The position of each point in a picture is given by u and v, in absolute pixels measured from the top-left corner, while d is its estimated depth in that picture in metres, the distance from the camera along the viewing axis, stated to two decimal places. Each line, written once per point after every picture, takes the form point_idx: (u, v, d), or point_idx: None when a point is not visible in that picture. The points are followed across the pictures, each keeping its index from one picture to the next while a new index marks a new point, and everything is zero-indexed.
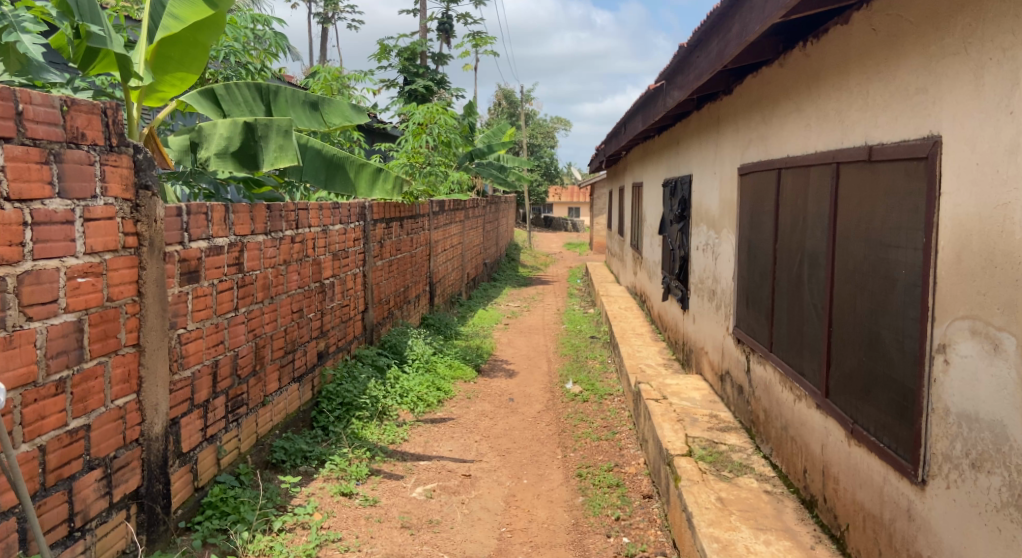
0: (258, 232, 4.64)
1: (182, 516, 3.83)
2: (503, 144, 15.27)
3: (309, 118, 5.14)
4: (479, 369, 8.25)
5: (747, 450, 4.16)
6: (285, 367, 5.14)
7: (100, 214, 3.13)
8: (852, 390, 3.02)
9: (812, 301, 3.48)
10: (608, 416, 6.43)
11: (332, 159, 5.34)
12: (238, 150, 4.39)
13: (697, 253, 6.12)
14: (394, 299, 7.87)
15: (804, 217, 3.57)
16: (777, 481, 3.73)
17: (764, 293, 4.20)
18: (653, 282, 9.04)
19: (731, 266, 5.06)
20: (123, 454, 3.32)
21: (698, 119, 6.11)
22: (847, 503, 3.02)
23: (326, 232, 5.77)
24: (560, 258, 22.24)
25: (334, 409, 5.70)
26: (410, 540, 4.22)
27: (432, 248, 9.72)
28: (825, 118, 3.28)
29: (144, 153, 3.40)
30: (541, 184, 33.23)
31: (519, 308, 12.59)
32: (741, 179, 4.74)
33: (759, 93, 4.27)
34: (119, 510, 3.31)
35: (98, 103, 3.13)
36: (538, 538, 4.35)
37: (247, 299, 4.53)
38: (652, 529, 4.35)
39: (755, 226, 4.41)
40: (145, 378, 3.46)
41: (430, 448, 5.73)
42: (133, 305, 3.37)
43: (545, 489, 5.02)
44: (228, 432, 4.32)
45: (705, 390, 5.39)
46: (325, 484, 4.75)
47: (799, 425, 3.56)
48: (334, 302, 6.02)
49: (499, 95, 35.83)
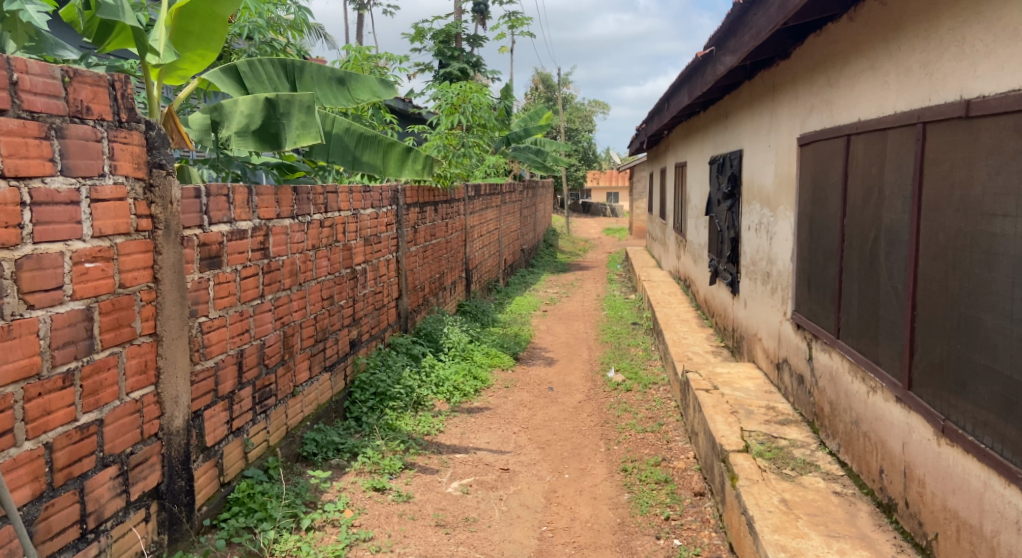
0: (284, 216, 4.41)
1: (207, 514, 3.63)
2: (540, 127, 14.96)
3: (337, 95, 4.89)
4: (517, 357, 7.97)
5: (810, 446, 3.85)
6: (316, 356, 4.93)
7: (109, 194, 2.91)
8: (940, 382, 2.68)
9: (888, 282, 3.12)
10: (654, 407, 6.12)
11: (360, 140, 5.02)
12: (259, 129, 4.13)
13: (749, 233, 5.75)
14: (429, 285, 7.63)
15: (878, 188, 3.22)
16: (847, 481, 3.43)
17: (830, 275, 3.84)
18: (699, 266, 8.65)
19: (788, 246, 4.69)
20: (141, 450, 3.12)
21: (748, 90, 5.75)
22: (936, 510, 2.68)
23: (357, 216, 5.53)
24: (598, 243, 21.85)
25: (367, 400, 5.49)
26: (445, 540, 3.97)
27: (468, 234, 9.46)
28: (908, 74, 2.94)
29: (157, 129, 3.17)
30: (578, 170, 32.78)
31: (558, 295, 12.26)
32: (802, 151, 4.37)
33: (823, 54, 3.91)
34: (137, 510, 3.11)
35: (105, 74, 2.90)
36: (581, 538, 4.08)
37: (274, 286, 4.31)
38: (705, 530, 4.03)
39: (818, 202, 4.05)
40: (164, 369, 3.25)
41: (467, 440, 5.48)
42: (149, 292, 3.15)
43: (587, 485, 4.74)
44: (255, 425, 4.12)
45: (760, 380, 5.04)
46: (358, 478, 4.53)
47: (875, 420, 3.22)
48: (367, 288, 5.78)
49: (535, 80, 35.37)
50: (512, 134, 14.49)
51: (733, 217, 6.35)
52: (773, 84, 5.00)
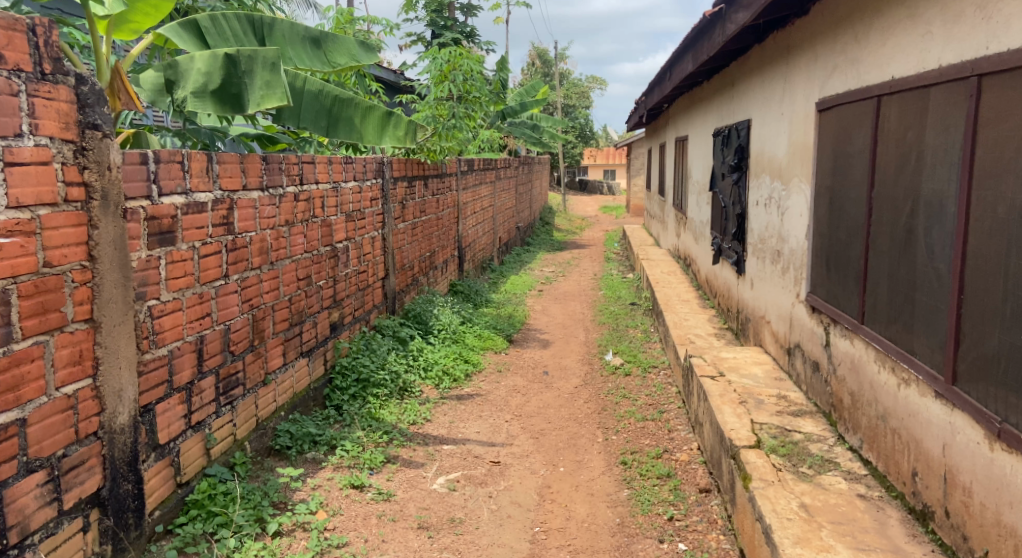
0: (252, 187, 3.99)
1: (161, 519, 3.26)
2: (537, 101, 14.47)
3: (311, 57, 4.48)
4: (511, 339, 7.60)
5: (828, 441, 3.49)
6: (291, 341, 4.54)
7: (30, 158, 2.52)
8: (993, 377, 2.35)
9: (926, 261, 2.76)
10: (654, 392, 5.76)
11: (335, 104, 4.60)
12: (218, 89, 3.66)
13: (757, 208, 5.37)
14: (419, 264, 7.23)
15: (915, 154, 2.84)
16: (872, 483, 3.08)
17: (852, 254, 3.47)
18: (700, 244, 8.27)
19: (802, 221, 4.31)
20: (76, 452, 2.75)
21: (759, 52, 5.34)
22: (986, 524, 2.35)
23: (337, 190, 5.12)
24: (596, 221, 21.43)
25: (349, 387, 5.12)
26: (428, 545, 3.61)
27: (460, 210, 9.04)
28: (958, 21, 2.56)
29: (90, 84, 2.76)
30: (575, 147, 32.27)
31: (553, 274, 11.88)
32: (821, 116, 3.98)
33: (849, 5, 3.51)
34: (72, 519, 2.74)
35: (22, 17, 2.50)
36: (577, 541, 3.72)
37: (240, 266, 3.91)
38: (712, 533, 3.69)
39: (839, 172, 3.66)
40: (104, 360, 2.86)
41: (455, 429, 5.11)
42: (82, 272, 2.75)
43: (584, 480, 4.39)
44: (218, 418, 3.73)
45: (769, 365, 4.68)
46: (334, 474, 4.17)
47: (908, 418, 2.85)
48: (349, 267, 5.39)
49: (531, 55, 34.69)
50: (508, 108, 14.01)
51: (739, 192, 5.95)
52: (787, 45, 4.60)
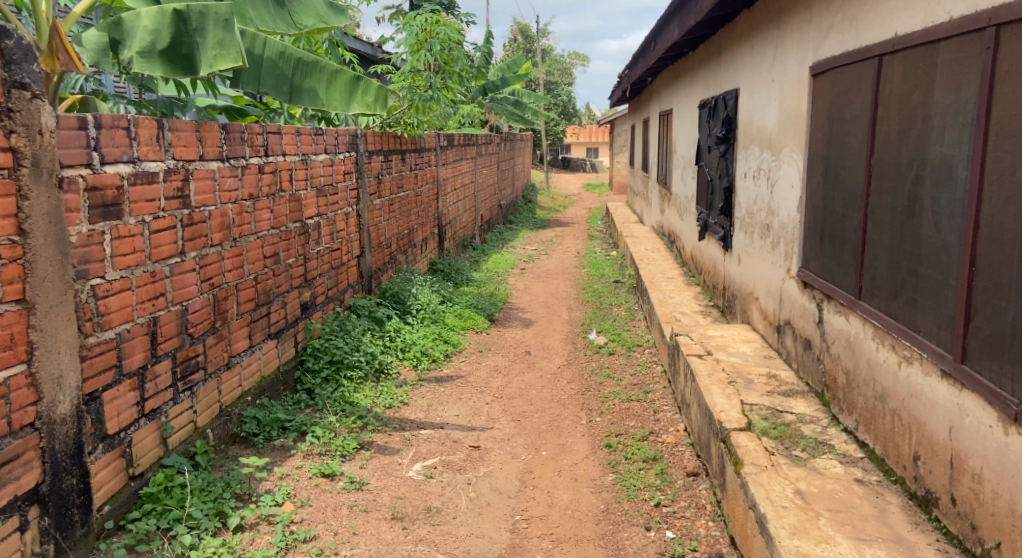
0: (210, 157, 3.72)
1: (111, 515, 3.03)
2: (519, 76, 14.17)
3: (274, 17, 4.16)
4: (493, 318, 7.38)
5: (821, 422, 3.32)
6: (257, 322, 4.30)
7: None
8: (1008, 355, 2.17)
9: (932, 233, 2.57)
10: (639, 372, 5.58)
11: (298, 67, 4.34)
12: (168, 48, 3.39)
13: (745, 180, 5.15)
14: (396, 242, 6.98)
15: (920, 116, 2.64)
16: (869, 467, 2.91)
17: (848, 225, 3.28)
18: (686, 220, 8.05)
19: (793, 193, 4.10)
20: (8, 445, 2.52)
21: (748, 18, 5.11)
22: (999, 514, 2.18)
23: (307, 162, 4.85)
24: (579, 200, 21.18)
25: (321, 369, 4.90)
26: (402, 537, 3.41)
27: (440, 187, 8.78)
28: None
29: (16, 38, 2.52)
30: (557, 125, 31.95)
31: (536, 252, 11.63)
32: (815, 81, 3.76)
33: None
34: (7, 517, 2.51)
35: None
36: (560, 530, 3.53)
37: (198, 242, 3.64)
38: (700, 519, 3.51)
39: (835, 140, 3.45)
40: (39, 344, 2.62)
41: (434, 413, 4.90)
42: (11, 248, 2.51)
43: (567, 464, 4.20)
44: (176, 404, 3.49)
45: (757, 343, 4.50)
46: (304, 462, 3.95)
47: (910, 398, 2.67)
48: (321, 245, 5.13)
49: (514, 31, 34.16)
50: (489, 83, 13.71)
51: (726, 164, 5.73)
52: (779, 8, 4.36)
